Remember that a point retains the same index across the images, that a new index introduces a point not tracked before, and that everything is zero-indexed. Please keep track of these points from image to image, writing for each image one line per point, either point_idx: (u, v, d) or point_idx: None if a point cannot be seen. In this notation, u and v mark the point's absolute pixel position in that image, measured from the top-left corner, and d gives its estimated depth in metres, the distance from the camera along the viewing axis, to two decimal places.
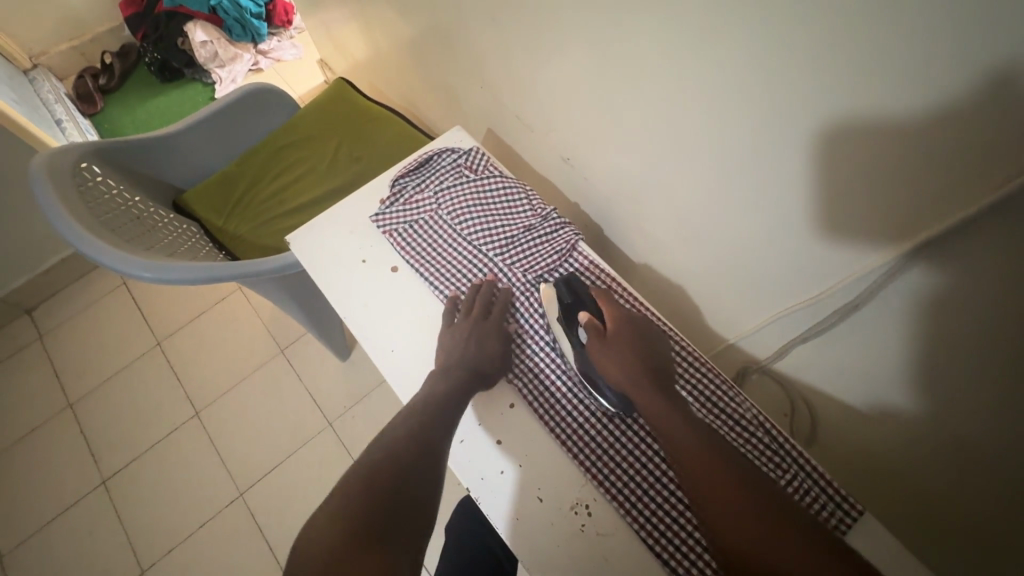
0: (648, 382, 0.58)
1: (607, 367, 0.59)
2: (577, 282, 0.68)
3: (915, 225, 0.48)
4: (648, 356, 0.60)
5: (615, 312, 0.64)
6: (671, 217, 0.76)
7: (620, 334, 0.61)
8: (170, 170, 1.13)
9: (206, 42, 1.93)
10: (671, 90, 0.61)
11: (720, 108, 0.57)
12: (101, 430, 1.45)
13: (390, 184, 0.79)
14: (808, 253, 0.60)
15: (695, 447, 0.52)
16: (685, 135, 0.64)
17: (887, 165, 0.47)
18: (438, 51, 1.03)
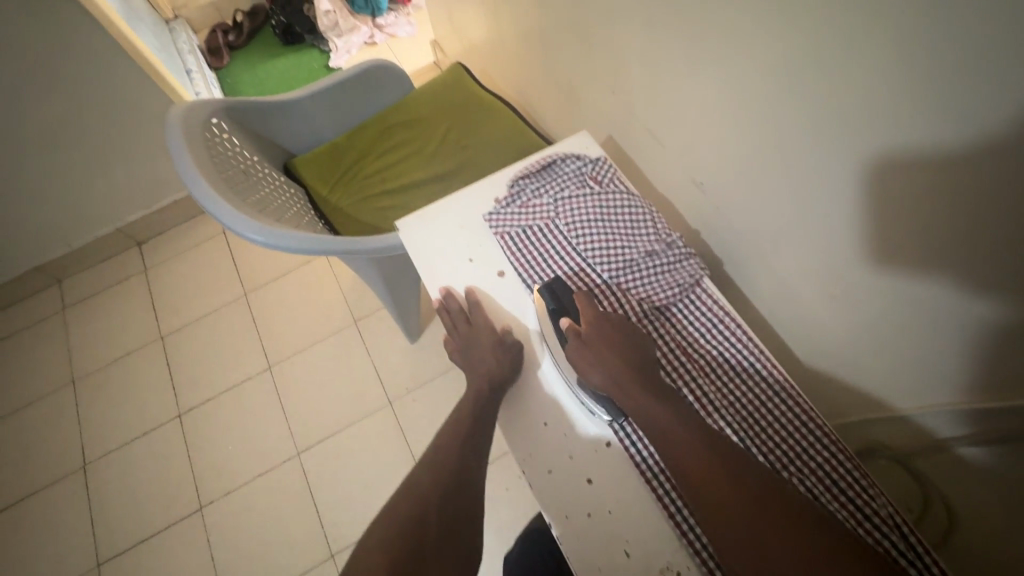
0: (634, 385, 0.56)
1: (591, 369, 0.58)
2: (560, 285, 0.65)
3: None
4: (632, 356, 0.58)
5: (595, 313, 0.62)
6: (814, 267, 0.67)
7: (600, 336, 0.60)
8: (286, 134, 1.17)
9: (329, 12, 1.98)
10: (847, 126, 0.53)
11: (909, 156, 0.49)
12: (184, 366, 1.54)
13: (509, 184, 0.77)
14: (989, 341, 0.50)
15: (696, 451, 0.51)
16: (862, 185, 0.55)
17: None
18: (570, 48, 0.98)
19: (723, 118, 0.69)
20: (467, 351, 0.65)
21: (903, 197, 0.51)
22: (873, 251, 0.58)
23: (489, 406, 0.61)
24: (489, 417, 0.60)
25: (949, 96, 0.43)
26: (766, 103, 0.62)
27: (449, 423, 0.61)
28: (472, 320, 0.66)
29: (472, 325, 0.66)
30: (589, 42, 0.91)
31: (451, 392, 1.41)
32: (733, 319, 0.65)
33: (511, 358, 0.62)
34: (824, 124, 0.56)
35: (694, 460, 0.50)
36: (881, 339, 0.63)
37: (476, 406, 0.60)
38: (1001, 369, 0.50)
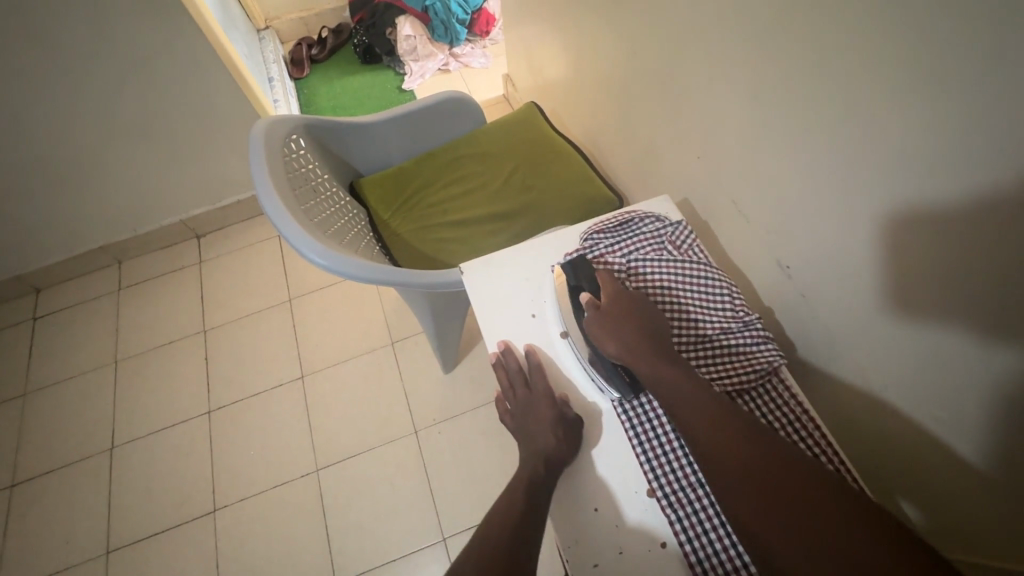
0: (649, 354, 0.59)
1: (609, 340, 0.60)
2: (582, 264, 0.68)
3: None
4: (649, 331, 0.61)
5: (613, 287, 0.64)
6: (914, 377, 0.61)
7: (618, 310, 0.62)
8: (358, 155, 1.18)
9: (409, 37, 2.07)
10: (977, 239, 0.48)
11: None
12: (220, 363, 1.56)
13: (582, 236, 0.73)
14: None
15: (716, 430, 0.53)
16: (1003, 307, 0.49)
17: None
18: (654, 104, 0.96)
19: (825, 205, 0.65)
20: (528, 419, 0.62)
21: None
22: (1010, 376, 0.50)
23: (544, 486, 0.56)
24: (542, 495, 0.56)
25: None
26: (882, 200, 0.56)
27: (499, 499, 0.57)
28: (532, 385, 0.63)
29: (532, 391, 0.63)
30: (676, 102, 0.89)
31: (480, 430, 1.37)
32: (814, 423, 0.60)
33: (569, 432, 0.59)
34: (958, 234, 0.50)
35: (716, 435, 0.52)
36: (1014, 473, 0.54)
37: (529, 484, 0.56)
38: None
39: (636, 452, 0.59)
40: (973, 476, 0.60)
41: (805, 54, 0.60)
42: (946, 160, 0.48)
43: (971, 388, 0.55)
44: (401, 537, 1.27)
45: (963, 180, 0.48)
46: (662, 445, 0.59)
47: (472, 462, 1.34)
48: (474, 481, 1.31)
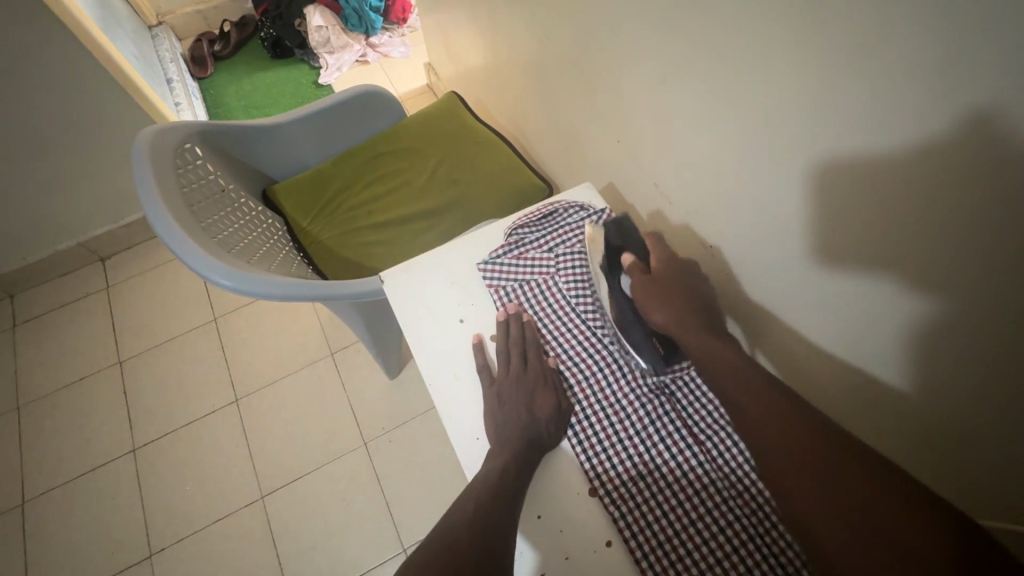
0: (695, 325, 0.58)
1: (654, 304, 0.59)
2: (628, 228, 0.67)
3: None
4: (695, 305, 0.60)
5: (664, 257, 0.63)
6: (833, 345, 0.63)
7: (666, 278, 0.61)
8: (268, 159, 1.10)
9: (321, 27, 1.95)
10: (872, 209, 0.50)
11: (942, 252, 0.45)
12: (143, 396, 1.43)
13: (507, 232, 0.71)
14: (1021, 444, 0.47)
15: (759, 394, 0.51)
16: (915, 283, 0.49)
17: None
18: (573, 90, 0.94)
19: (737, 184, 0.65)
20: (487, 402, 0.59)
21: (962, 298, 0.46)
22: (919, 343, 0.52)
23: None
24: None
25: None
26: (794, 180, 0.56)
27: None
28: (529, 361, 0.61)
29: (528, 368, 0.60)
30: (594, 85, 0.87)
31: (432, 435, 1.34)
32: None
33: (555, 415, 0.58)
34: (866, 209, 0.51)
35: (758, 401, 0.51)
36: (931, 434, 0.57)
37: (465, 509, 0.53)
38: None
39: (576, 452, 0.58)
40: (895, 439, 0.62)
41: (710, 32, 0.59)
42: (846, 138, 0.49)
43: (886, 356, 0.56)
44: (359, 554, 1.22)
45: (860, 156, 0.48)
46: (601, 441, 0.58)
47: (426, 467, 1.30)
48: (429, 488, 1.28)
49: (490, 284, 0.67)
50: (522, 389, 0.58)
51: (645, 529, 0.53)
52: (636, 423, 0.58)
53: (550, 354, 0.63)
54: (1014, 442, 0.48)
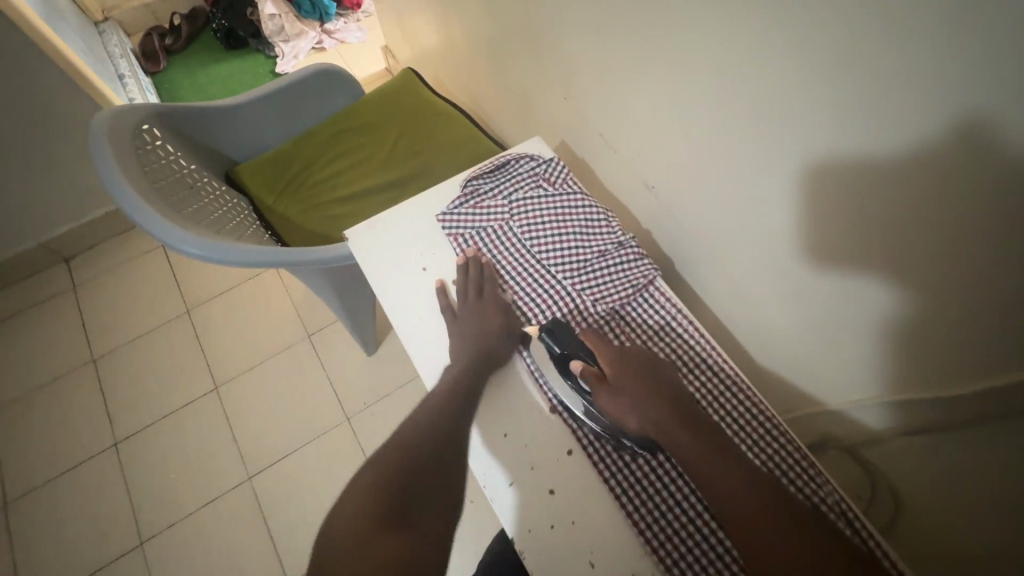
0: (670, 425, 0.53)
1: (622, 416, 0.54)
2: (562, 328, 0.61)
3: None
4: (661, 393, 0.55)
5: (611, 353, 0.58)
6: (759, 267, 0.68)
7: (622, 377, 0.56)
8: (228, 140, 1.11)
9: (274, 15, 1.90)
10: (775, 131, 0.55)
11: (831, 162, 0.51)
12: (121, 391, 1.43)
13: (463, 184, 0.75)
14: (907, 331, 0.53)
15: (755, 502, 0.48)
16: (809, 195, 0.55)
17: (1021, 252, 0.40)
18: (521, 54, 0.98)
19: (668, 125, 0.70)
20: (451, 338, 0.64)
21: (850, 204, 0.52)
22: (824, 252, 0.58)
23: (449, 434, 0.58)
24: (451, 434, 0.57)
25: (897, 104, 0.43)
26: (712, 114, 0.62)
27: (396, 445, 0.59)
28: (484, 293, 0.66)
29: (483, 299, 0.65)
30: (539, 47, 0.91)
31: (412, 406, 1.38)
32: (687, 320, 0.65)
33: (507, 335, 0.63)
34: (770, 133, 0.56)
35: (758, 512, 0.47)
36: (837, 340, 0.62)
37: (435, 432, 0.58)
38: (944, 370, 0.50)
39: (536, 376, 0.63)
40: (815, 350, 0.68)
41: None
42: (749, 66, 0.54)
43: (799, 270, 0.62)
44: None
45: (762, 81, 0.54)
46: None
47: None
48: None
49: (449, 233, 0.71)
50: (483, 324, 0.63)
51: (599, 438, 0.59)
52: None
53: (507, 291, 0.68)
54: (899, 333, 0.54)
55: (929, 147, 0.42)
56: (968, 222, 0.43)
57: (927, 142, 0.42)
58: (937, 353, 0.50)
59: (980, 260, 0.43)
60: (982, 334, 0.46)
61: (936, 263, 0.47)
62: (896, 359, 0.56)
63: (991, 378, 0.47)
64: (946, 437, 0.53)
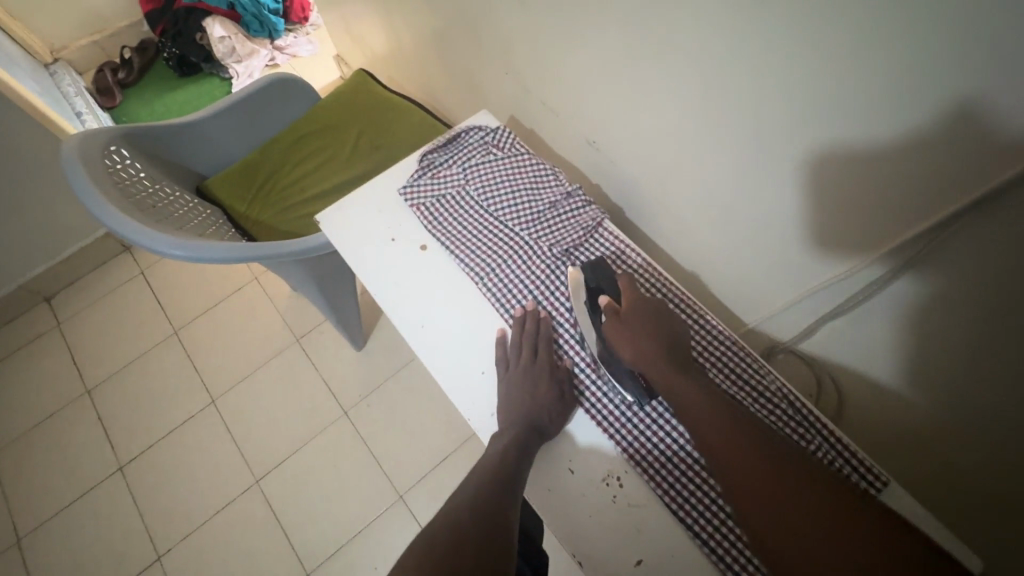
0: (665, 358, 0.57)
1: (622, 344, 0.59)
2: (602, 270, 0.67)
3: (936, 200, 0.50)
4: (667, 338, 0.59)
5: (637, 297, 0.62)
6: (698, 200, 0.76)
7: (637, 316, 0.60)
8: (195, 156, 1.15)
9: (223, 38, 1.94)
10: (694, 65, 0.62)
11: (744, 86, 0.59)
12: (119, 417, 1.46)
13: (419, 159, 0.81)
14: (826, 227, 0.61)
15: (723, 427, 0.51)
16: (731, 120, 0.63)
17: (904, 133, 0.48)
18: (463, 40, 1.05)
19: (602, 82, 0.77)
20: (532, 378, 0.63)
21: (764, 122, 0.59)
22: (747, 173, 0.66)
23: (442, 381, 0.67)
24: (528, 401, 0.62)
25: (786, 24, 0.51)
26: (639, 64, 0.69)
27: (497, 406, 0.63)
28: (539, 354, 0.65)
29: (536, 361, 0.65)
30: (479, 31, 0.97)
31: (406, 392, 1.43)
32: (637, 255, 0.73)
33: (557, 399, 0.63)
34: (689, 71, 0.63)
35: (720, 431, 0.51)
36: (770, 254, 0.71)
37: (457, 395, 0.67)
38: (860, 246, 0.59)
39: (505, 317, 0.70)
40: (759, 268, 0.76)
41: None
42: (662, 14, 0.62)
43: (730, 193, 0.70)
44: (360, 510, 1.30)
45: (674, 26, 0.61)
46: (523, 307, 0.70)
47: (407, 423, 1.39)
48: (413, 438, 1.38)
49: (412, 203, 0.77)
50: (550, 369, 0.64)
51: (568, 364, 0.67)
52: (550, 286, 0.71)
53: (469, 247, 0.73)
54: (819, 233, 0.63)
55: (816, 56, 0.50)
56: (857, 117, 0.51)
57: (814, 52, 0.50)
58: (852, 237, 0.59)
59: (873, 146, 0.51)
60: (884, 213, 0.54)
61: (839, 160, 0.55)
62: (820, 257, 0.64)
63: (890, 250, 0.56)
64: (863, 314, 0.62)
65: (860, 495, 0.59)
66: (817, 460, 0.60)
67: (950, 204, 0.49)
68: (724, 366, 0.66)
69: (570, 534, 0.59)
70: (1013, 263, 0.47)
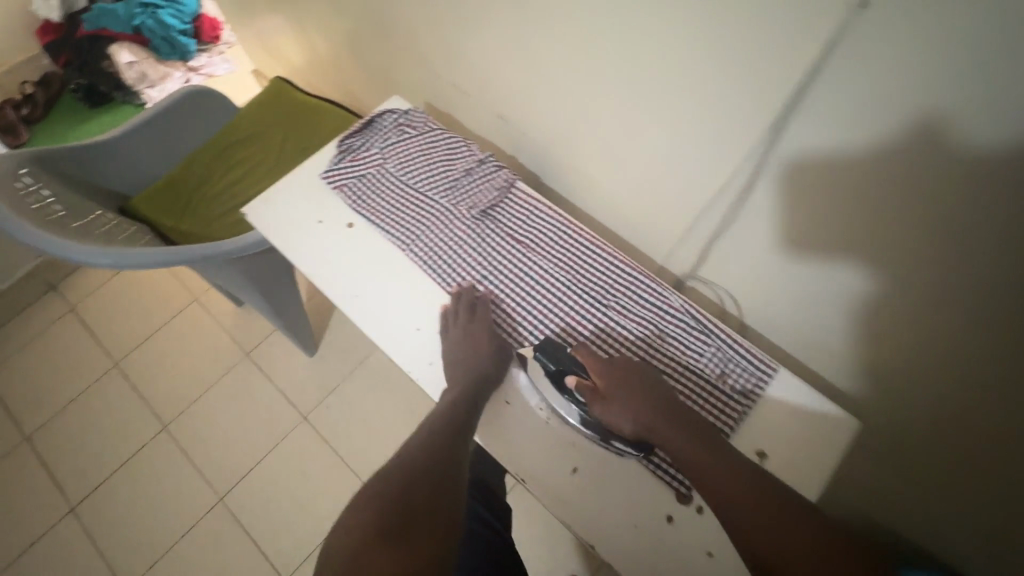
0: (659, 422, 0.58)
1: (614, 420, 0.60)
2: (556, 347, 0.67)
3: (761, 114, 0.58)
4: (646, 395, 0.60)
5: (600, 364, 0.64)
6: (595, 153, 0.83)
7: (611, 385, 0.62)
8: (113, 175, 1.14)
9: (132, 63, 1.87)
10: (564, 25, 0.70)
11: (604, 37, 0.66)
12: (65, 459, 1.40)
13: (338, 146, 0.85)
14: (692, 157, 0.69)
15: (738, 486, 0.52)
16: (603, 70, 0.70)
17: (727, 58, 0.57)
18: (371, 37, 1.09)
19: (496, 55, 0.84)
20: (470, 334, 0.69)
21: (627, 67, 0.67)
22: (624, 118, 0.73)
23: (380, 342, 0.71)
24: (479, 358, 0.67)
25: None
26: (521, 31, 0.76)
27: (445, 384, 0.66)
28: (476, 315, 0.71)
29: (475, 320, 0.70)
30: (383, 26, 1.03)
31: (364, 389, 1.45)
32: (548, 208, 0.80)
33: (496, 358, 0.67)
34: (561, 31, 0.71)
35: (735, 487, 0.52)
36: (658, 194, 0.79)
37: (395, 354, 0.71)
38: (719, 169, 0.68)
39: (434, 277, 0.76)
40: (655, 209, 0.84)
41: None
42: None
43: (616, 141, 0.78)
44: (330, 509, 1.31)
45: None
46: (448, 267, 0.76)
47: (368, 418, 1.41)
48: (376, 432, 1.40)
49: (334, 185, 0.82)
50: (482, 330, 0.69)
51: (497, 312, 0.73)
52: (472, 245, 0.77)
53: (393, 220, 0.78)
54: (688, 165, 0.71)
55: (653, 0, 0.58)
56: (691, 51, 0.59)
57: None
58: (713, 161, 0.67)
59: (709, 74, 0.60)
60: (729, 132, 0.63)
61: (687, 92, 0.63)
62: (694, 185, 0.72)
63: (744, 163, 0.64)
64: (739, 229, 0.71)
65: (756, 381, 0.68)
66: (718, 359, 0.69)
67: (773, 108, 0.57)
68: (634, 294, 0.73)
69: (512, 454, 0.65)
70: (826, 156, 0.56)
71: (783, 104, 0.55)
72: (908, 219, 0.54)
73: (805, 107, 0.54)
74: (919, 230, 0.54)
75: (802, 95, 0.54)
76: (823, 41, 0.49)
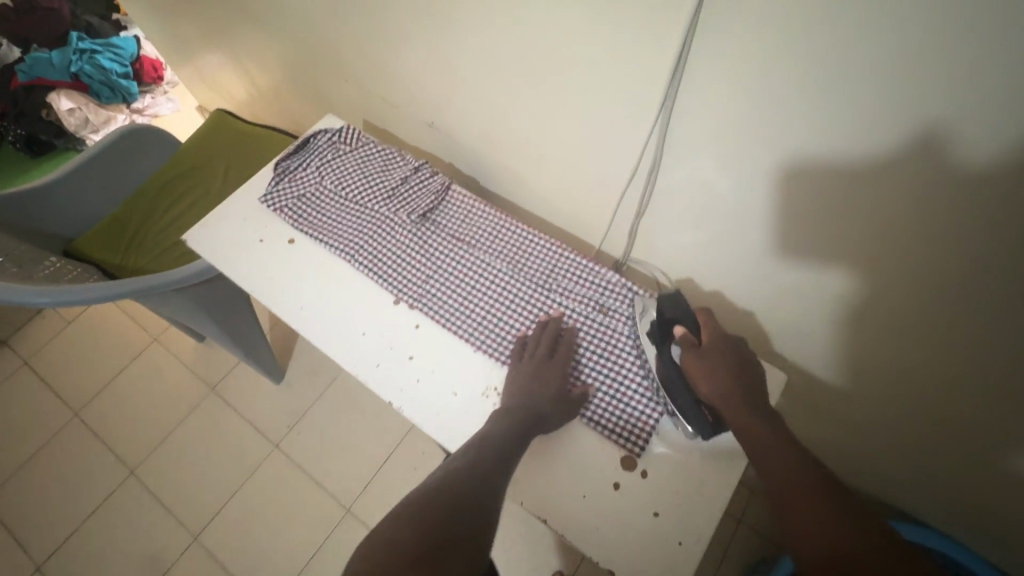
0: (742, 400, 0.58)
1: (699, 376, 0.61)
2: (682, 301, 0.67)
3: (650, 95, 0.63)
4: (744, 377, 0.60)
5: (719, 334, 0.63)
6: (521, 149, 0.87)
7: (717, 351, 0.62)
8: (53, 220, 1.13)
9: (73, 110, 1.84)
10: (469, 33, 0.74)
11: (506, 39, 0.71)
12: (27, 518, 1.35)
13: (275, 168, 0.87)
14: (604, 143, 0.74)
15: (793, 480, 0.50)
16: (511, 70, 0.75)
17: (612, 47, 0.62)
18: (304, 63, 1.13)
19: (417, 68, 0.88)
20: (542, 377, 0.68)
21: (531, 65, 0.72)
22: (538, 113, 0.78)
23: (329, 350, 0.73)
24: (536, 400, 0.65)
25: None
26: (433, 42, 0.81)
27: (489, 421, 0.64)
28: (556, 354, 0.70)
29: (552, 359, 0.69)
30: (312, 51, 1.06)
31: (334, 409, 1.45)
32: (484, 206, 0.83)
33: (559, 396, 0.67)
34: (468, 38, 0.75)
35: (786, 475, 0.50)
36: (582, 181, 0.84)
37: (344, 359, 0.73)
38: (629, 152, 0.73)
39: (379, 283, 0.78)
40: None
41: None
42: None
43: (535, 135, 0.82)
44: (310, 533, 1.30)
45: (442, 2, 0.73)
46: (393, 272, 0.78)
47: (342, 437, 1.41)
48: (349, 450, 1.39)
49: (273, 207, 0.83)
50: (549, 372, 0.68)
51: (443, 311, 0.75)
52: (418, 249, 0.79)
53: (335, 234, 0.80)
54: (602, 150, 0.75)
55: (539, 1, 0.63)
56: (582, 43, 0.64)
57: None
58: (621, 144, 0.72)
59: (601, 64, 0.65)
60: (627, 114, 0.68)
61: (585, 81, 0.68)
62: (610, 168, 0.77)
63: (646, 142, 0.69)
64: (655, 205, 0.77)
65: None
66: None
67: (661, 83, 0.61)
68: (574, 275, 0.76)
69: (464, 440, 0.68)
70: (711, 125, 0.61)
71: (665, 85, 0.60)
72: (793, 168, 0.59)
73: (688, 77, 0.59)
74: (803, 176, 0.59)
75: (684, 65, 0.58)
76: (686, 19, 0.53)
